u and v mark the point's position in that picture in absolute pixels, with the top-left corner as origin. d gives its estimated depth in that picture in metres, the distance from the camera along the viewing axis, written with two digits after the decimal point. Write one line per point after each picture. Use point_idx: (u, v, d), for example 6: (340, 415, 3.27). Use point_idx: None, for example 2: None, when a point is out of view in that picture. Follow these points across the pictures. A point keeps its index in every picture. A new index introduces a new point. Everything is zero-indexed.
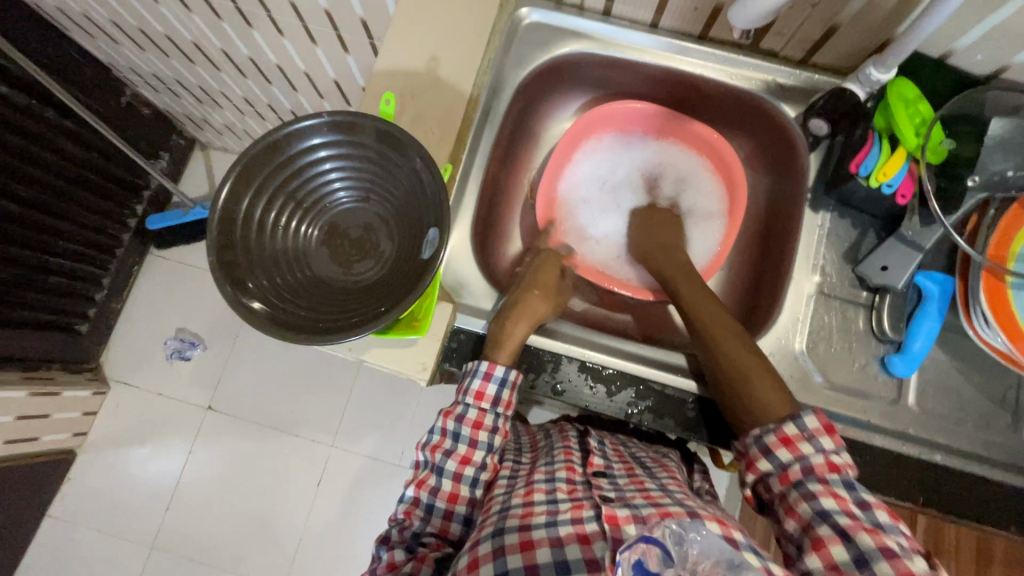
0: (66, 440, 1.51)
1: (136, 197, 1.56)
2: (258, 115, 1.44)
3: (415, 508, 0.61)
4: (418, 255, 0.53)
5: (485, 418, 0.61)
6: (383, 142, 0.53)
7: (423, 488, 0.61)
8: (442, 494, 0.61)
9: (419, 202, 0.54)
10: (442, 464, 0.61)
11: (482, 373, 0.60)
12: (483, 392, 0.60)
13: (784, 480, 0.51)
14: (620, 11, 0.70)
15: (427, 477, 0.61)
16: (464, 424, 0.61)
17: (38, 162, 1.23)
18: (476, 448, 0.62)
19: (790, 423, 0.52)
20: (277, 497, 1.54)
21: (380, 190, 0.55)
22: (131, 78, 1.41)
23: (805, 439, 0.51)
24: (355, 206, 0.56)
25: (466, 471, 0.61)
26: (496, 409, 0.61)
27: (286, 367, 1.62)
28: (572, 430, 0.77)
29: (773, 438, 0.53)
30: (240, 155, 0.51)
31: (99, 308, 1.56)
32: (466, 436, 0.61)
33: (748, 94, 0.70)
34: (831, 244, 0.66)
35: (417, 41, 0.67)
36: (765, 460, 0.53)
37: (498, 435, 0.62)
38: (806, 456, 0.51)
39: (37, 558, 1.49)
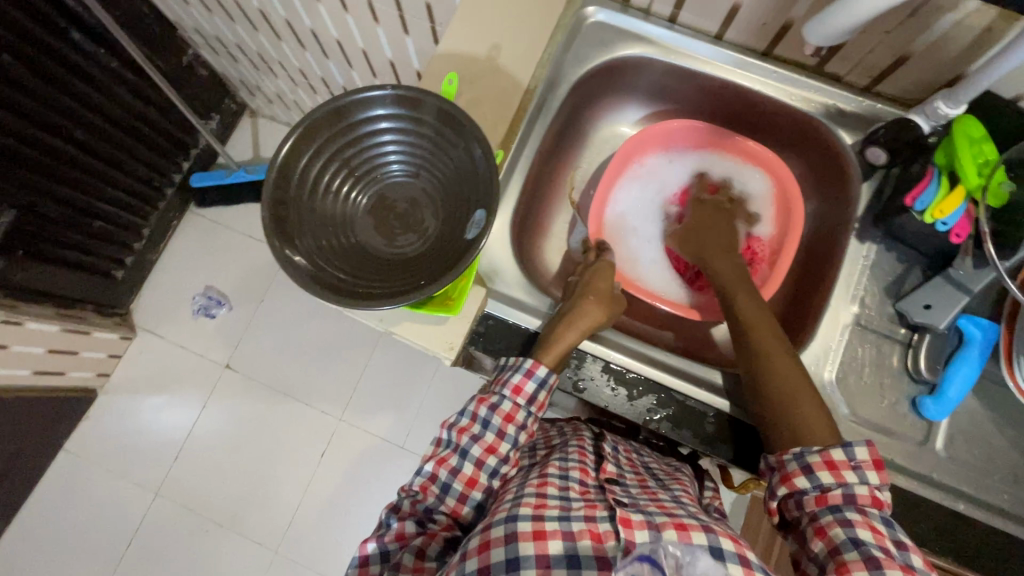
0: (89, 379, 1.56)
1: (184, 154, 1.61)
2: (310, 88, 1.47)
3: (432, 483, 0.60)
4: (461, 236, 0.53)
5: (518, 412, 0.61)
6: (443, 122, 0.54)
7: (443, 466, 0.60)
8: (461, 476, 0.60)
9: (469, 185, 0.54)
10: (467, 447, 0.60)
11: (524, 370, 0.60)
12: (520, 387, 0.61)
13: (819, 501, 0.51)
14: (686, 19, 0.70)
15: (449, 457, 0.60)
16: (495, 413, 0.61)
17: (99, 109, 1.28)
18: (504, 439, 0.61)
19: (838, 449, 0.51)
20: (281, 461, 1.57)
21: (433, 168, 0.56)
22: (194, 39, 1.45)
23: (851, 467, 0.50)
24: (406, 180, 0.57)
25: (489, 459, 0.60)
26: (530, 407, 0.61)
27: (305, 337, 1.65)
28: (586, 431, 0.76)
29: (817, 458, 0.51)
30: (304, 114, 0.52)
31: (135, 256, 1.61)
32: (496, 425, 0.61)
33: (806, 116, 0.69)
34: (874, 276, 0.64)
35: (481, 28, 0.68)
36: (803, 478, 0.51)
37: (524, 431, 0.62)
38: (847, 485, 0.50)
39: (48, 489, 1.55)
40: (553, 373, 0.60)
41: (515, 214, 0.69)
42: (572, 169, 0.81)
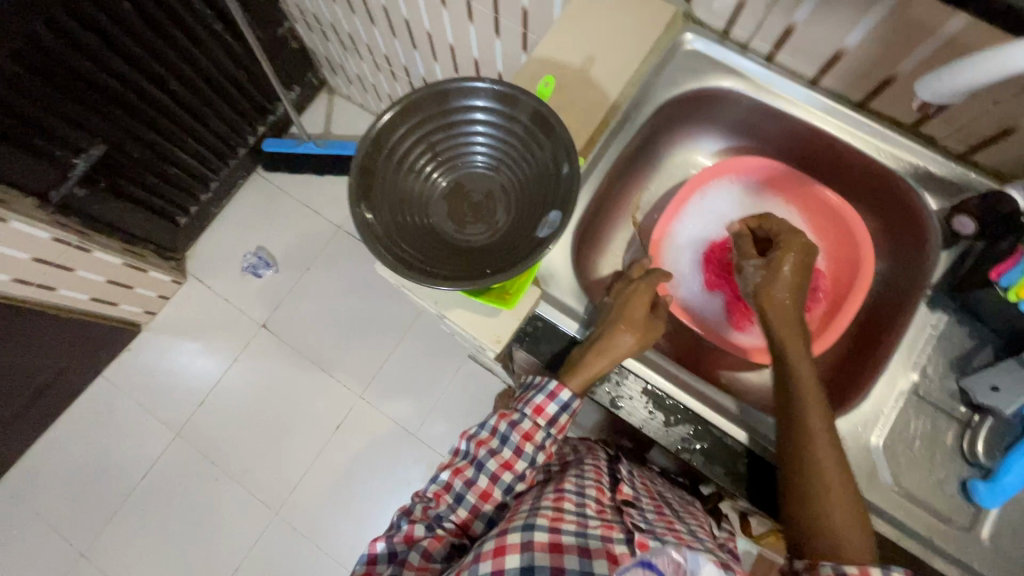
0: (137, 314, 1.64)
1: (262, 119, 1.69)
2: (391, 74, 1.52)
3: (446, 492, 0.61)
4: (532, 234, 0.54)
5: (537, 431, 0.61)
6: (536, 123, 0.55)
7: (459, 477, 0.61)
8: (475, 489, 0.61)
9: (548, 187, 0.55)
10: (484, 460, 0.61)
11: (547, 391, 0.60)
12: (542, 408, 0.61)
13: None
14: (784, 60, 0.70)
15: (465, 468, 0.62)
16: (515, 430, 0.61)
17: (195, 63, 1.36)
18: (520, 457, 0.61)
19: (880, 574, 0.48)
20: (297, 426, 1.61)
21: (515, 165, 0.57)
22: (293, 13, 1.53)
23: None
24: (487, 172, 0.58)
25: (505, 475, 0.61)
26: (549, 428, 0.61)
27: (341, 310, 1.69)
28: (601, 452, 0.76)
29: (854, 575, 0.48)
30: (408, 91, 0.54)
31: (200, 207, 1.69)
32: (514, 443, 0.61)
33: (893, 174, 0.68)
34: (940, 347, 0.62)
35: (579, 39, 0.70)
36: None
37: (542, 452, 0.62)
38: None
39: (80, 409, 1.63)
40: (576, 399, 0.60)
41: (580, 223, 0.70)
42: (640, 190, 0.81)
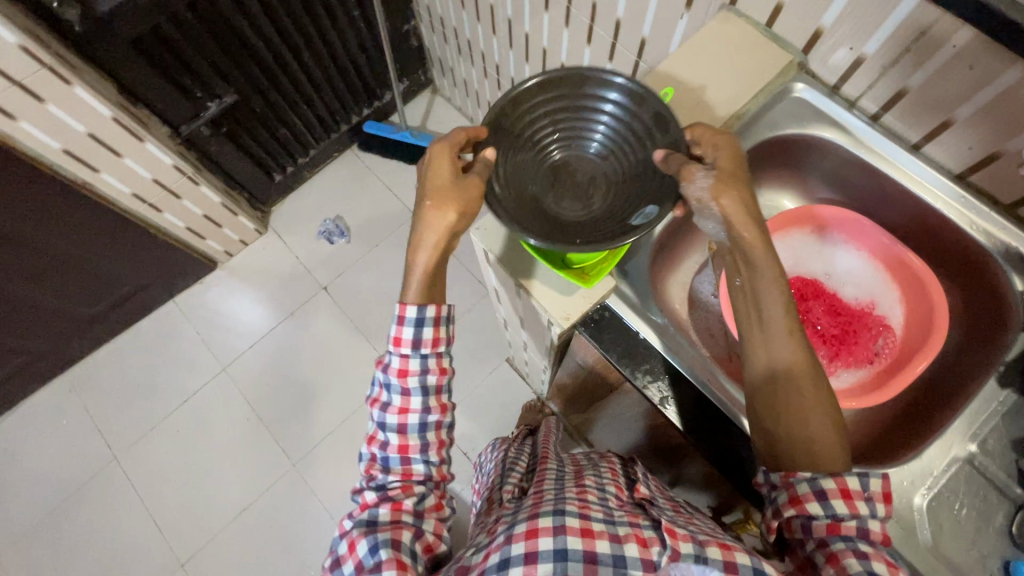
0: (218, 253, 1.78)
1: (369, 102, 1.83)
2: (496, 83, 1.63)
3: (374, 467, 0.60)
4: (624, 219, 0.60)
5: (410, 359, 0.60)
6: (656, 123, 0.62)
7: (373, 444, 0.61)
8: (391, 445, 0.60)
9: (652, 183, 0.61)
10: (384, 419, 0.60)
11: (397, 319, 0.60)
12: (399, 337, 0.60)
13: (830, 529, 0.50)
14: (889, 122, 0.73)
15: (376, 434, 0.61)
16: (390, 373, 0.60)
17: (327, 40, 1.51)
18: (410, 396, 0.60)
19: (854, 478, 0.51)
20: (332, 388, 1.69)
21: (626, 156, 0.63)
22: (422, 14, 1.68)
23: (864, 500, 0.50)
24: (597, 157, 0.64)
25: (408, 417, 0.60)
26: (421, 349, 0.60)
27: (398, 290, 1.78)
28: (611, 456, 0.79)
29: (832, 485, 0.50)
30: (550, 67, 0.61)
31: (295, 169, 1.83)
32: (397, 385, 0.60)
33: (982, 250, 0.68)
34: (1004, 424, 0.62)
35: (695, 68, 0.75)
36: (816, 504, 0.50)
37: (431, 373, 0.60)
38: (860, 515, 0.50)
39: (146, 327, 1.76)
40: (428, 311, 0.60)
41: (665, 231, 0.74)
42: None
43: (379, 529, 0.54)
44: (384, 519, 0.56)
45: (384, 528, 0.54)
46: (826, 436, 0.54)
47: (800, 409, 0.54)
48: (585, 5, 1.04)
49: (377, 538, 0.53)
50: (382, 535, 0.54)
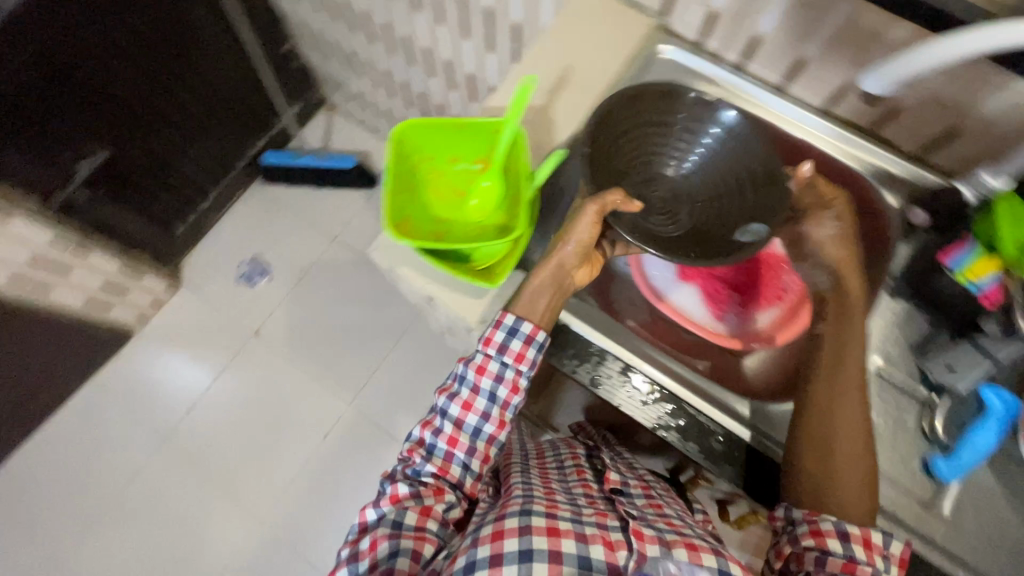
0: (129, 321, 1.65)
1: (263, 131, 1.74)
2: (391, 90, 1.59)
3: (419, 448, 0.65)
4: (730, 240, 0.63)
5: (489, 363, 0.62)
6: (743, 144, 0.64)
7: (427, 429, 0.65)
8: (443, 437, 0.64)
9: (736, 202, 0.65)
10: (446, 408, 0.64)
11: (494, 321, 0.60)
12: (490, 338, 0.61)
13: (842, 567, 0.55)
14: (754, 69, 0.75)
15: (433, 419, 0.65)
16: (469, 369, 0.62)
17: (199, 76, 1.41)
18: (478, 395, 0.62)
19: (878, 533, 0.56)
20: (286, 432, 1.61)
21: (724, 175, 0.66)
22: (298, 33, 1.60)
23: (882, 555, 0.55)
24: (702, 177, 0.67)
25: (469, 417, 0.63)
26: (503, 358, 0.61)
27: (335, 318, 1.71)
28: (579, 441, 0.78)
29: (857, 532, 0.56)
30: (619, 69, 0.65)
31: (198, 216, 1.72)
32: (471, 380, 0.62)
33: (854, 174, 0.72)
34: (901, 332, 0.66)
35: (565, 48, 0.75)
36: (835, 540, 0.56)
37: (503, 384, 0.62)
38: (874, 566, 0.55)
39: (66, 416, 1.61)
40: (524, 322, 0.60)
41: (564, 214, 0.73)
42: None
43: (401, 536, 0.59)
44: (409, 525, 0.60)
45: (406, 536, 0.60)
46: (857, 502, 0.58)
47: (837, 468, 0.58)
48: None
49: (398, 546, 0.59)
50: (403, 544, 0.59)
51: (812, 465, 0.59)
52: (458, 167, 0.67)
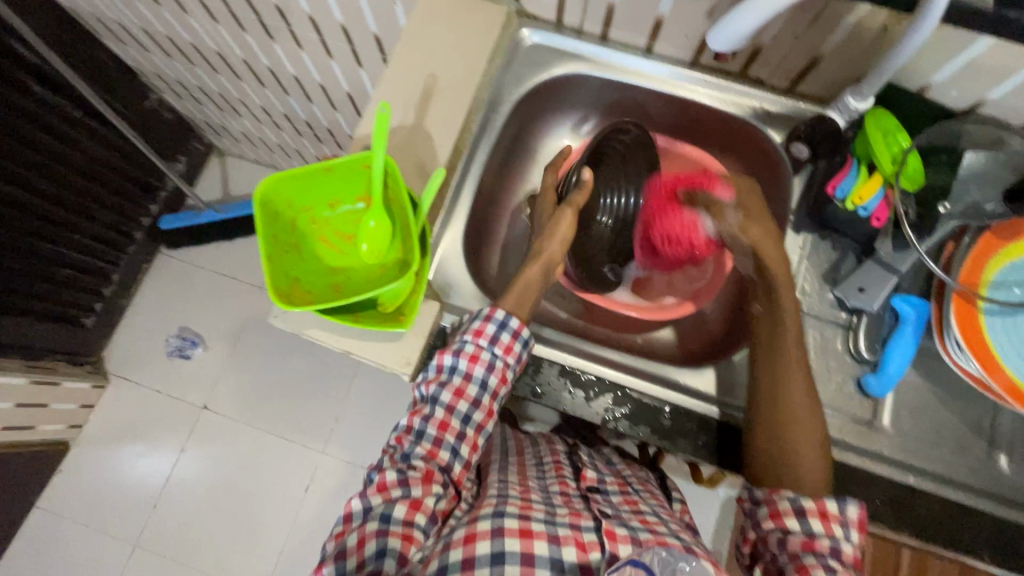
0: (61, 431, 1.48)
1: (152, 197, 1.57)
2: (275, 124, 1.46)
3: (408, 433, 0.60)
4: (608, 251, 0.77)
5: (482, 352, 0.59)
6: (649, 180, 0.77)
7: (417, 416, 0.60)
8: (433, 422, 0.59)
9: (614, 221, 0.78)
10: (437, 394, 0.59)
11: (483, 315, 0.61)
12: (480, 330, 0.60)
13: (804, 544, 0.55)
14: (617, 36, 0.73)
15: (423, 406, 0.60)
16: (460, 356, 0.59)
17: (61, 156, 1.25)
18: (471, 381, 0.59)
19: (833, 502, 0.55)
20: (266, 506, 1.48)
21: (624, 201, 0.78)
22: (156, 84, 1.46)
23: (840, 523, 0.55)
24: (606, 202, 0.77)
25: (460, 404, 0.59)
26: (493, 348, 0.59)
27: (281, 367, 1.58)
28: (560, 445, 0.79)
29: (811, 506, 0.55)
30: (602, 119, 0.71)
31: (105, 303, 1.54)
32: (462, 368, 0.59)
33: (737, 119, 0.73)
34: (812, 264, 0.67)
35: (422, 55, 0.70)
36: (794, 519, 0.56)
37: (494, 373, 0.59)
38: (834, 536, 0.54)
39: (18, 553, 1.45)
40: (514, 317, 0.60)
41: (466, 228, 0.71)
42: (523, 183, 0.83)
43: (389, 533, 0.53)
44: (397, 518, 0.54)
45: (394, 532, 0.53)
46: (814, 472, 0.56)
47: (792, 443, 0.57)
48: (303, 20, 0.94)
49: (386, 545, 0.53)
50: (392, 542, 0.53)
51: (761, 445, 0.58)
52: (341, 210, 0.63)
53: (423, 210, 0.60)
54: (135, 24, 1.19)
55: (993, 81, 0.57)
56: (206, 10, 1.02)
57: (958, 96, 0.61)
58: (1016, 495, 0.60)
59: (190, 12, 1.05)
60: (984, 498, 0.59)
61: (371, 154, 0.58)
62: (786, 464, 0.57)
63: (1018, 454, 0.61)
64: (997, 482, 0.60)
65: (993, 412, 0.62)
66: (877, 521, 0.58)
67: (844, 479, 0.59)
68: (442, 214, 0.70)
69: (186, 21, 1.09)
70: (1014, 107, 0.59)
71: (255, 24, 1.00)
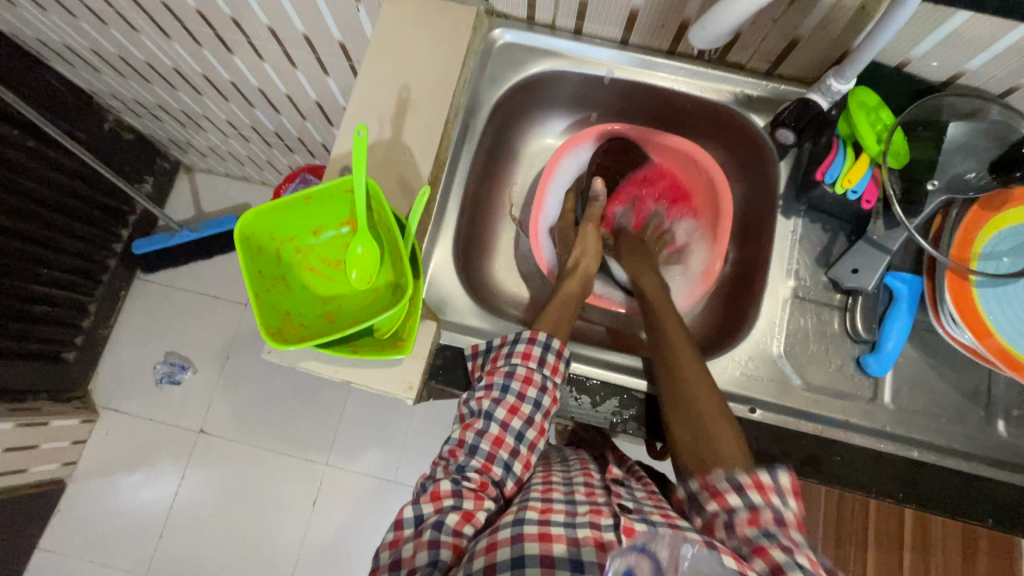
0: (55, 471, 1.43)
1: (122, 222, 1.50)
2: (242, 137, 1.39)
3: (460, 447, 0.58)
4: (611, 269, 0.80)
5: (534, 374, 0.59)
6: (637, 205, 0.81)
7: (469, 430, 0.58)
8: (487, 437, 0.57)
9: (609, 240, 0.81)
10: (491, 410, 0.58)
11: (527, 338, 0.60)
12: (529, 353, 0.60)
13: (752, 522, 0.48)
14: (591, 30, 0.71)
15: (474, 421, 0.58)
16: (514, 378, 0.58)
17: (19, 191, 1.19)
18: (525, 402, 0.58)
19: (766, 472, 0.51)
20: (273, 522, 1.45)
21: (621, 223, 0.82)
22: (113, 104, 1.38)
23: (776, 492, 0.49)
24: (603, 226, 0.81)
25: (514, 421, 0.58)
26: (543, 370, 0.59)
27: (276, 386, 1.53)
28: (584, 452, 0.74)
29: (747, 479, 0.51)
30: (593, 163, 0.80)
31: (86, 335, 1.49)
32: (515, 390, 0.58)
33: (718, 105, 0.72)
34: (804, 248, 0.68)
35: (392, 65, 0.67)
36: (734, 495, 0.50)
37: (547, 394, 0.59)
38: (775, 506, 0.49)
39: None
40: (556, 336, 0.61)
41: (456, 241, 0.70)
42: (508, 188, 0.82)
43: (442, 543, 0.51)
44: (450, 527, 0.52)
45: (446, 543, 0.52)
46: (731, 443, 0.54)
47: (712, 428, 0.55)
48: (262, 31, 0.89)
49: (439, 556, 0.51)
50: (444, 554, 0.51)
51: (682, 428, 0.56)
52: (326, 237, 0.61)
53: (411, 232, 0.58)
54: (83, 45, 1.12)
55: (972, 52, 0.57)
56: (157, 27, 0.97)
57: (938, 66, 0.61)
58: (1016, 458, 0.61)
59: (140, 29, 1.00)
60: (985, 465, 0.60)
61: (351, 178, 0.55)
62: (707, 455, 0.53)
63: (1013, 418, 0.63)
64: (995, 447, 0.62)
65: (988, 379, 0.64)
66: (886, 497, 0.59)
67: (851, 459, 0.60)
68: (430, 228, 0.69)
69: (137, 39, 1.03)
70: (991, 77, 0.59)
71: (211, 38, 0.95)
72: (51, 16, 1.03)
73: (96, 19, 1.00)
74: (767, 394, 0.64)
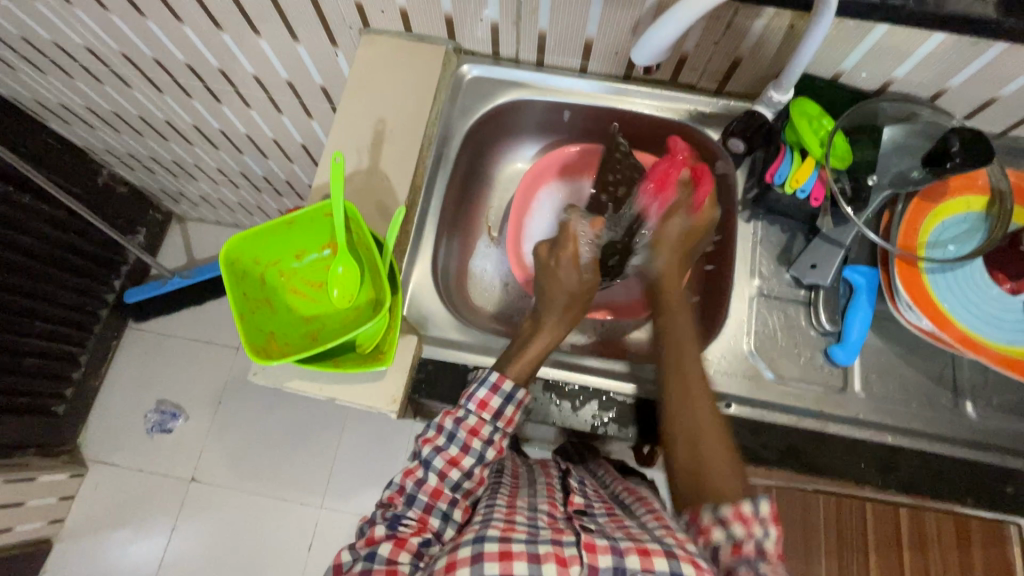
0: (42, 529, 1.39)
1: (114, 272, 1.52)
2: (233, 184, 1.44)
3: (399, 494, 0.57)
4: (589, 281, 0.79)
5: (484, 425, 0.59)
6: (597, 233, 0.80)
7: (410, 478, 0.58)
8: (426, 487, 0.57)
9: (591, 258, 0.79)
10: (430, 458, 0.58)
11: (489, 383, 0.60)
12: (486, 401, 0.59)
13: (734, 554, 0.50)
14: (551, 61, 0.77)
15: (416, 468, 0.58)
16: (461, 425, 0.59)
17: (15, 246, 1.22)
18: (468, 452, 0.59)
19: (747, 503, 0.51)
20: (267, 570, 1.40)
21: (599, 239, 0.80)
22: (107, 159, 1.43)
23: (759, 523, 0.50)
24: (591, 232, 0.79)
25: (452, 472, 0.58)
26: (496, 422, 0.60)
27: (271, 426, 1.52)
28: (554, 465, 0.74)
29: (728, 511, 0.51)
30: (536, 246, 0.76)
31: (76, 387, 1.48)
32: (461, 438, 0.59)
33: (675, 122, 0.77)
34: (764, 248, 0.72)
35: (367, 102, 0.72)
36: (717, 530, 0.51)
37: (492, 447, 0.60)
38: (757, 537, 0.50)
39: None
40: (520, 387, 0.61)
41: (435, 261, 0.73)
42: (484, 210, 0.86)
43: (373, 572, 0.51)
44: (382, 557, 0.52)
45: (378, 571, 0.51)
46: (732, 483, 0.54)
47: (709, 451, 0.56)
48: (248, 80, 0.95)
49: None
50: None
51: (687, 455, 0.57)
52: (308, 260, 0.63)
53: (388, 249, 0.61)
54: (80, 104, 1.18)
55: (895, 61, 0.63)
56: (150, 82, 1.03)
57: (868, 76, 0.66)
58: (985, 439, 0.63)
59: (133, 85, 1.05)
60: (956, 446, 0.62)
61: (330, 202, 0.59)
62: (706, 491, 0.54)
63: (979, 399, 0.65)
64: (965, 426, 0.64)
65: (952, 364, 0.66)
66: (864, 483, 0.61)
67: (828, 448, 0.62)
68: (409, 248, 0.72)
69: (131, 94, 1.09)
70: (917, 82, 0.65)
71: (200, 89, 1.01)
72: (49, 77, 1.09)
73: (91, 78, 1.06)
74: (740, 389, 0.66)
